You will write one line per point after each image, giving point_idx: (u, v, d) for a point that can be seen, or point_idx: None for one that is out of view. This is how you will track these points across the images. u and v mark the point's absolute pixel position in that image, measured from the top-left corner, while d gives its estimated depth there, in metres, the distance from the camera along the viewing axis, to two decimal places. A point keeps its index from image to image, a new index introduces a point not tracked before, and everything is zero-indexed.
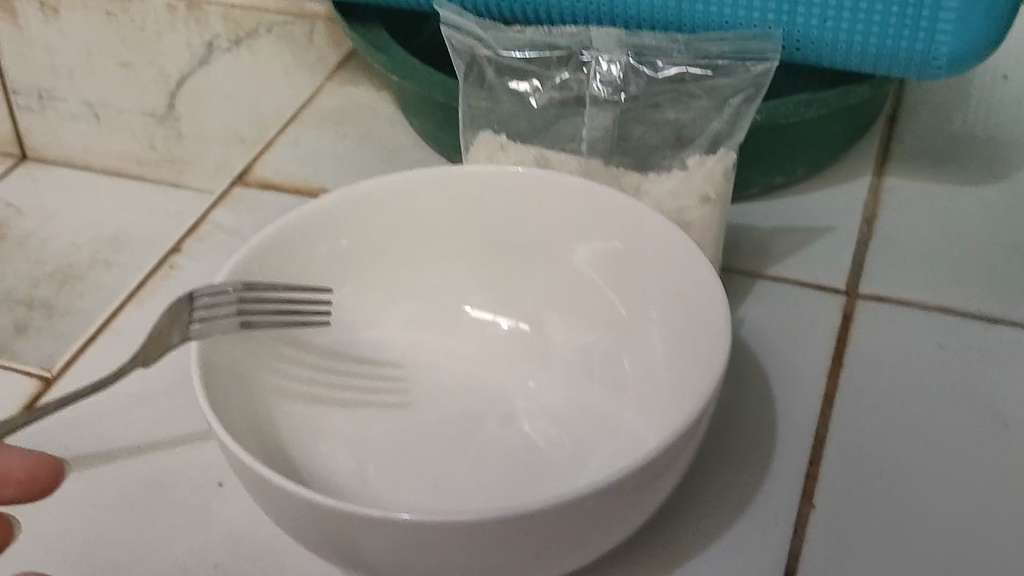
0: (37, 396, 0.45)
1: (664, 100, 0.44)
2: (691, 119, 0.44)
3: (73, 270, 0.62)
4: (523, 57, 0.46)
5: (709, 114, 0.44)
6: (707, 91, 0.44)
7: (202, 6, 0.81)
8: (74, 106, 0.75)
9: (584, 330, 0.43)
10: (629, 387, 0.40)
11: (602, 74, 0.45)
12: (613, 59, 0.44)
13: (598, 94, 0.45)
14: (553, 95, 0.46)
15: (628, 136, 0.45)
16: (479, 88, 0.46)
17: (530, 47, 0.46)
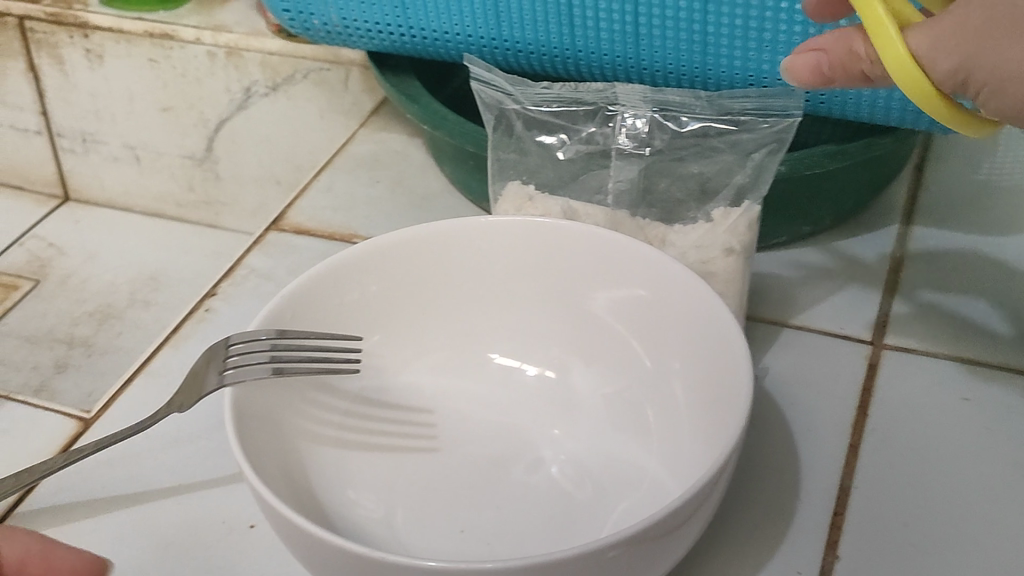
0: (75, 437, 0.46)
1: (688, 154, 0.45)
2: (715, 172, 0.45)
3: (114, 309, 0.68)
4: (550, 111, 0.47)
5: (733, 169, 0.44)
6: (729, 145, 0.44)
7: (241, 52, 0.74)
8: (116, 149, 0.80)
9: (609, 378, 0.43)
10: (653, 435, 0.40)
11: (628, 128, 0.45)
12: (638, 114, 0.45)
13: (623, 147, 0.45)
14: (580, 148, 0.46)
15: (654, 188, 0.46)
16: (508, 141, 0.48)
17: (556, 102, 0.47)
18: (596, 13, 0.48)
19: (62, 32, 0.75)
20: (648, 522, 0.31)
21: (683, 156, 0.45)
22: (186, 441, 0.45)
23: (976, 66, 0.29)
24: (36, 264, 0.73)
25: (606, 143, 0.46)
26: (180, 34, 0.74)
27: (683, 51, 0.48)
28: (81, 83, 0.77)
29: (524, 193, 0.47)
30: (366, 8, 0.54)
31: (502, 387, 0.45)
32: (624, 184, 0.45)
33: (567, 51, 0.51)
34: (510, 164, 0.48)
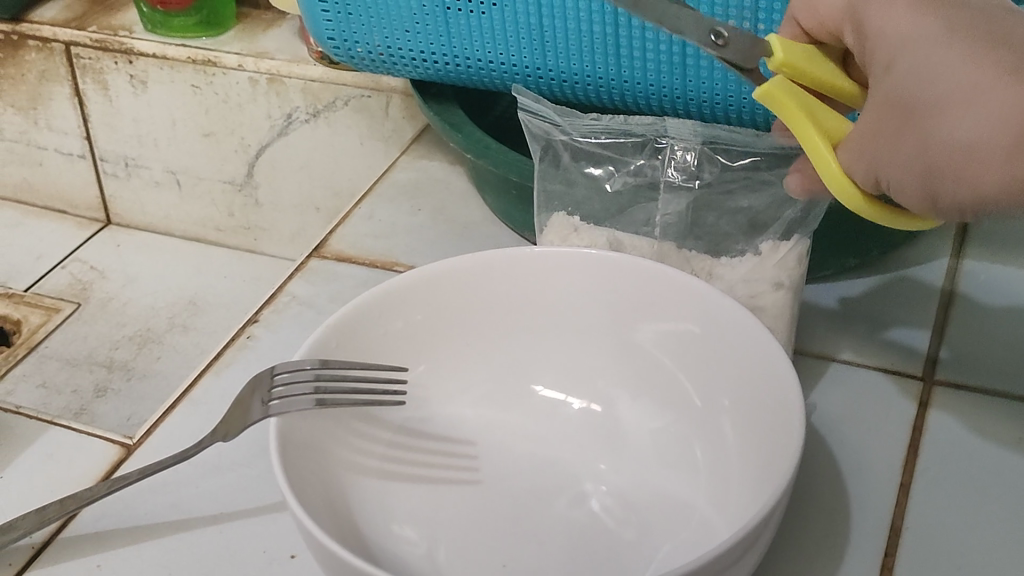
0: (117, 463, 0.46)
1: (738, 189, 0.45)
2: (765, 206, 0.44)
3: (152, 334, 0.69)
4: (599, 142, 0.47)
5: (783, 204, 0.44)
6: (779, 179, 0.44)
7: (282, 78, 0.73)
8: (158, 174, 0.81)
9: (659, 415, 0.43)
10: (703, 472, 0.40)
11: (677, 162, 0.46)
12: (688, 148, 0.45)
13: (672, 180, 0.46)
14: (628, 180, 0.47)
15: (702, 222, 0.46)
16: (556, 171, 0.48)
17: (605, 133, 0.47)
18: (643, 43, 0.48)
19: (106, 58, 0.75)
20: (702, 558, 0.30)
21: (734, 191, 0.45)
22: (228, 469, 0.45)
23: (882, 162, 0.32)
24: (77, 287, 0.74)
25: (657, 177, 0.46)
26: (223, 60, 0.74)
27: (731, 81, 0.48)
28: (124, 109, 0.78)
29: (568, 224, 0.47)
30: (411, 37, 0.54)
31: (547, 421, 0.44)
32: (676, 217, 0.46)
33: (613, 81, 0.51)
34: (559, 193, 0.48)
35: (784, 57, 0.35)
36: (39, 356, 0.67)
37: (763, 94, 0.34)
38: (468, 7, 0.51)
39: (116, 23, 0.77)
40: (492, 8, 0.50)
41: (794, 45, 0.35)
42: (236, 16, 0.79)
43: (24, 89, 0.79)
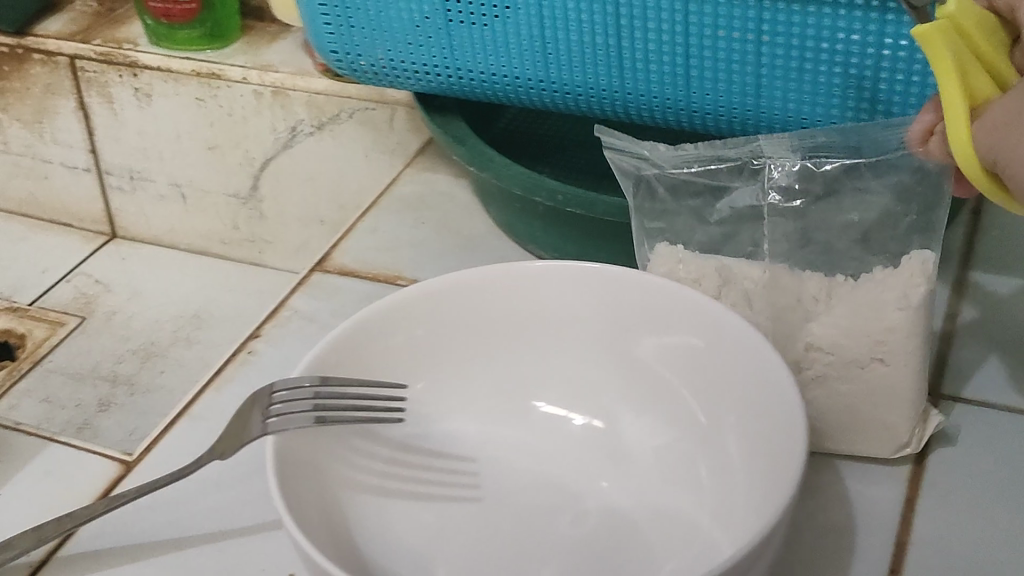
0: (116, 481, 0.46)
1: (844, 206, 0.43)
2: (877, 218, 0.42)
3: (157, 348, 0.68)
4: (692, 171, 0.45)
5: (897, 214, 0.42)
6: (890, 188, 0.42)
7: (286, 91, 0.74)
8: (163, 188, 0.80)
9: (663, 434, 0.42)
10: (707, 488, 0.39)
11: (775, 182, 0.44)
12: (787, 165, 0.43)
13: (775, 202, 0.44)
14: (729, 207, 0.45)
15: (813, 241, 0.44)
16: (653, 205, 0.46)
17: (699, 161, 0.45)
18: (646, 54, 0.48)
19: (111, 71, 0.76)
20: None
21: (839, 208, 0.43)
22: (227, 486, 0.44)
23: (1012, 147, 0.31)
24: (82, 301, 0.74)
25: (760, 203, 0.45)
26: (227, 73, 0.74)
27: (736, 92, 0.48)
28: (130, 122, 0.78)
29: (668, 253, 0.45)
30: (414, 50, 0.54)
31: (548, 436, 0.44)
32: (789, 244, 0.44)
33: (616, 93, 0.51)
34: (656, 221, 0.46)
35: (955, 10, 0.33)
36: (43, 370, 0.67)
37: (920, 36, 0.33)
38: (471, 19, 0.51)
39: (121, 36, 0.77)
40: (496, 20, 0.50)
41: (970, 8, 0.33)
42: (241, 29, 0.79)
43: (29, 102, 0.79)
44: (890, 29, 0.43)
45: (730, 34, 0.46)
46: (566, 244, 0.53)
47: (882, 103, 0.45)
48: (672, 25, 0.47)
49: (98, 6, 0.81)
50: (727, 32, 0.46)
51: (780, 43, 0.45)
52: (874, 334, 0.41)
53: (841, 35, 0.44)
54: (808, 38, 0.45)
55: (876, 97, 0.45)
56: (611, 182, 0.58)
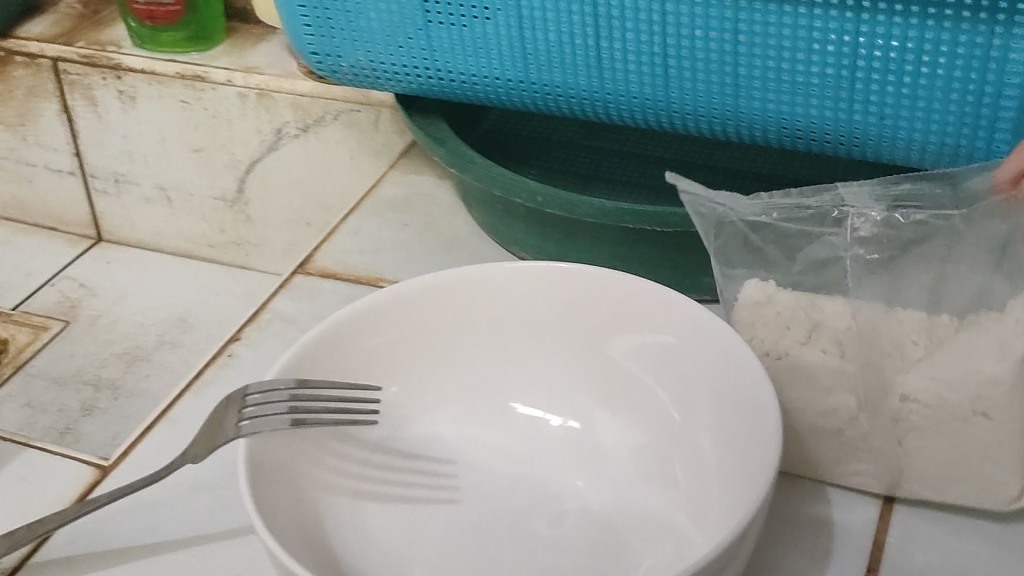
0: (93, 486, 0.45)
1: (934, 256, 0.40)
2: (970, 271, 0.39)
3: (141, 352, 0.67)
4: (774, 218, 0.41)
5: (990, 266, 0.39)
6: (983, 237, 0.39)
7: (272, 94, 0.73)
8: (148, 190, 0.80)
9: (639, 435, 0.42)
10: (684, 489, 0.38)
11: (862, 235, 0.40)
12: (875, 214, 0.40)
13: (862, 253, 0.40)
14: (813, 257, 0.41)
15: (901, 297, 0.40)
16: (734, 251, 0.42)
17: (781, 207, 0.41)
18: (624, 54, 0.48)
19: (95, 73, 0.76)
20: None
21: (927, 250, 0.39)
22: (204, 490, 0.44)
23: None
24: (67, 305, 0.73)
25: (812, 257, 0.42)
26: (212, 75, 0.74)
27: (714, 93, 0.47)
28: (114, 125, 0.78)
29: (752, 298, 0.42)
30: (394, 51, 0.53)
31: (524, 438, 0.43)
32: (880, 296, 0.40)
33: (595, 93, 0.50)
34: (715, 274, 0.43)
35: None
36: (26, 375, 0.66)
37: None
38: (450, 19, 0.50)
39: (104, 39, 0.77)
40: (473, 20, 0.50)
41: None
42: (225, 31, 0.79)
43: (12, 105, 0.79)
44: (868, 28, 0.42)
45: (707, 34, 0.45)
46: (548, 245, 0.53)
47: (862, 103, 0.44)
48: (649, 24, 0.46)
49: (82, 9, 0.82)
50: (703, 33, 0.45)
51: (756, 43, 0.44)
52: (976, 386, 0.37)
53: (818, 35, 0.43)
54: (786, 38, 0.43)
55: (855, 97, 0.44)
56: (595, 183, 0.58)
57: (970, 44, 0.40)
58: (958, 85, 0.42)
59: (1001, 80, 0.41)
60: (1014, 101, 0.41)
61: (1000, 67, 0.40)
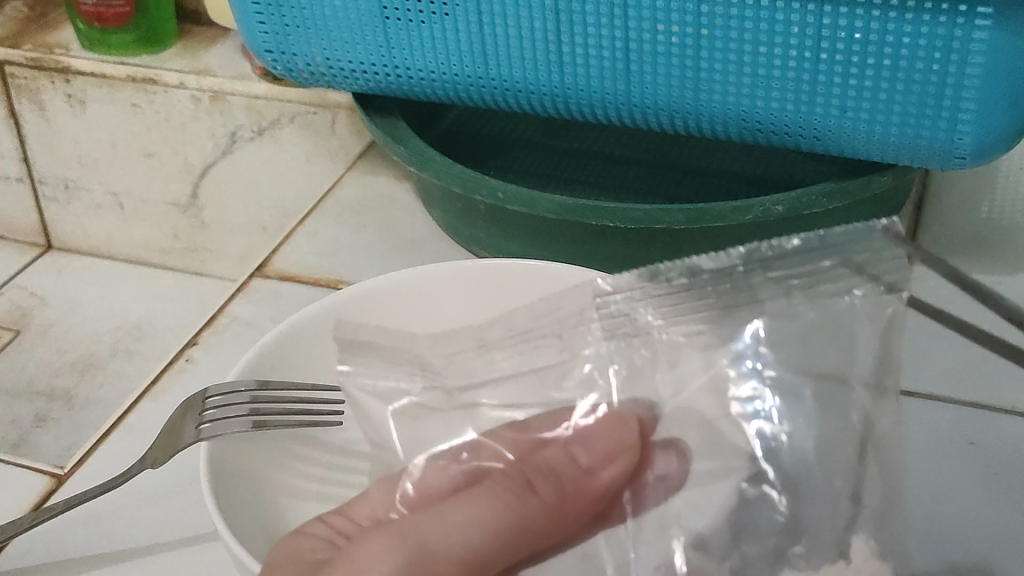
0: (49, 494, 0.45)
1: (724, 294, 0.38)
2: (735, 287, 0.37)
3: (95, 360, 0.61)
4: (623, 336, 0.39)
5: (728, 281, 0.37)
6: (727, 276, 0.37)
7: (225, 95, 0.75)
8: (99, 197, 0.74)
9: (460, 373, 0.41)
10: (557, 429, 0.38)
11: (658, 315, 0.39)
12: (675, 296, 0.38)
13: (679, 316, 0.39)
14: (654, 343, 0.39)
15: (693, 322, 0.38)
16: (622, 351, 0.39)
17: (622, 327, 0.39)
18: (585, 49, 0.47)
19: (43, 77, 0.76)
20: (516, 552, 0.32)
21: (701, 290, 0.38)
22: (163, 497, 0.43)
23: None
24: (15, 314, 0.66)
25: (659, 380, 0.39)
26: (162, 78, 0.75)
27: (675, 87, 0.47)
28: (64, 130, 0.76)
29: (683, 439, 0.38)
30: (351, 49, 0.53)
31: (362, 360, 0.41)
32: (874, 519, 0.33)
33: (556, 89, 0.50)
34: (557, 372, 0.40)
35: None
36: None
37: None
38: (409, 16, 0.50)
39: (51, 41, 0.77)
40: (433, 16, 0.49)
41: None
42: (177, 34, 0.79)
43: None
44: (830, 20, 0.42)
45: (668, 28, 0.45)
46: (510, 244, 0.53)
47: (823, 96, 0.44)
48: (610, 19, 0.46)
49: (30, 11, 0.81)
50: (665, 27, 0.45)
51: (717, 37, 0.44)
52: None
53: (779, 27, 0.43)
54: (748, 31, 0.43)
55: (816, 91, 0.44)
56: (557, 183, 0.57)
57: (931, 35, 0.40)
58: (919, 77, 0.42)
59: (961, 70, 0.41)
60: (975, 93, 0.41)
61: (961, 58, 0.40)
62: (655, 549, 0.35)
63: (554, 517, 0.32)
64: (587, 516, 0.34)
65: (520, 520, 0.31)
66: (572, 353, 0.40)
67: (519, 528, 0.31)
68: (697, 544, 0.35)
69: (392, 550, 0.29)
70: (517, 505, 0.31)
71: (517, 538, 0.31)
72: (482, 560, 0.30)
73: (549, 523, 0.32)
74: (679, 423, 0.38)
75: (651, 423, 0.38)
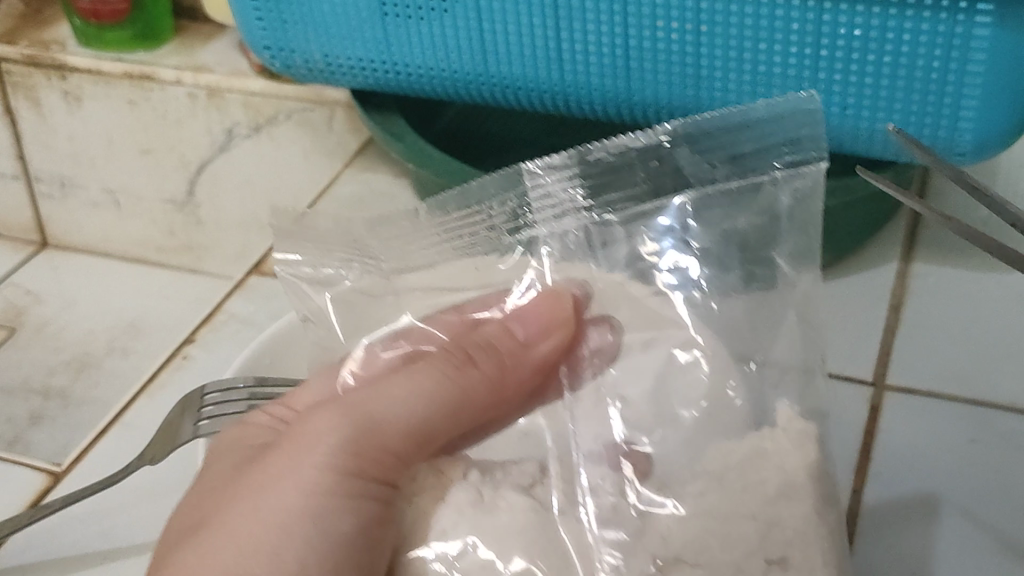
0: (47, 491, 0.45)
1: (654, 170, 0.38)
2: (663, 164, 0.38)
3: (91, 358, 0.60)
4: (551, 218, 0.39)
5: (658, 158, 0.38)
6: (656, 153, 0.38)
7: (223, 92, 0.75)
8: (95, 194, 0.74)
9: (397, 256, 0.41)
10: (491, 309, 0.38)
11: (587, 196, 0.38)
12: (602, 172, 0.38)
13: (611, 194, 0.38)
14: (582, 226, 0.38)
15: (623, 201, 0.38)
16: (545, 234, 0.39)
17: (552, 209, 0.39)
18: (585, 46, 0.47)
19: (38, 75, 0.75)
20: (446, 423, 0.32)
21: (630, 168, 0.38)
22: (161, 494, 0.43)
23: None
24: (10, 312, 0.65)
25: (591, 260, 0.38)
26: (161, 74, 0.75)
27: (676, 84, 0.47)
28: (59, 127, 0.75)
29: (615, 314, 0.36)
30: (348, 46, 0.52)
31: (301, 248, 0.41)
32: (793, 391, 0.33)
33: (555, 86, 0.50)
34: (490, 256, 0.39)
35: None
36: None
37: None
38: (408, 13, 0.50)
39: (48, 38, 0.77)
40: (431, 13, 0.49)
41: None
42: (174, 29, 0.79)
43: None
44: (831, 17, 0.42)
45: (668, 25, 0.45)
46: None
47: (824, 94, 0.44)
48: (609, 16, 0.45)
49: (25, 7, 0.81)
50: (665, 24, 0.45)
51: (718, 33, 0.44)
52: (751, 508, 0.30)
53: (779, 23, 0.43)
54: (748, 28, 0.43)
55: (816, 88, 0.44)
56: None
57: (931, 32, 0.40)
58: (920, 74, 0.42)
59: (962, 68, 0.41)
60: (976, 91, 0.41)
61: (962, 55, 0.40)
62: (593, 427, 0.34)
63: (495, 388, 0.34)
64: (526, 391, 0.35)
65: (462, 388, 0.33)
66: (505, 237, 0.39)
67: (461, 398, 0.33)
68: (630, 415, 0.33)
69: (339, 419, 0.31)
70: (454, 375, 0.33)
71: (457, 410, 0.32)
72: (424, 430, 0.32)
73: (490, 393, 0.33)
74: (612, 300, 0.37)
75: (585, 301, 0.37)
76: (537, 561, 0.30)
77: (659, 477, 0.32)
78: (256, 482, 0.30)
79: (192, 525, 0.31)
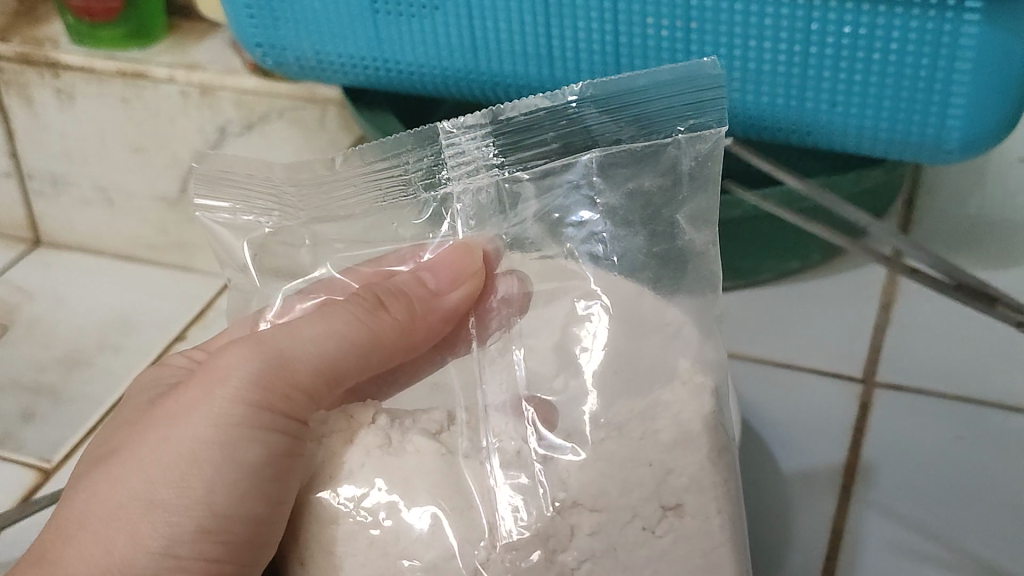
0: (36, 487, 0.50)
1: (566, 130, 0.38)
2: (572, 128, 0.38)
3: (82, 355, 0.60)
4: (465, 178, 0.39)
5: (569, 122, 0.38)
6: (566, 114, 0.38)
7: (214, 91, 0.70)
8: (87, 190, 0.77)
9: (314, 204, 0.41)
10: (407, 263, 0.40)
11: (499, 158, 0.39)
12: (514, 132, 0.39)
13: (523, 154, 0.39)
14: (490, 188, 0.39)
15: (534, 161, 0.39)
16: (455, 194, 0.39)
17: (466, 172, 0.39)
18: (575, 43, 0.47)
19: (31, 72, 0.72)
20: (352, 363, 0.35)
21: (540, 125, 0.39)
22: None
23: None
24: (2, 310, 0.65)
25: (500, 219, 0.39)
26: (152, 73, 0.70)
27: None
28: (51, 125, 0.75)
29: (520, 269, 0.38)
30: (340, 43, 0.52)
31: (217, 196, 0.41)
32: (696, 346, 0.35)
33: (546, 83, 0.50)
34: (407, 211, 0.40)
35: None
36: None
37: None
38: (398, 10, 0.50)
39: (41, 36, 0.76)
40: (422, 11, 0.49)
41: None
42: (167, 28, 0.78)
43: None
44: (819, 15, 0.42)
45: (658, 22, 0.45)
46: None
47: (813, 91, 0.44)
48: (599, 13, 0.46)
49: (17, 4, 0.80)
50: (655, 22, 0.45)
51: (708, 31, 0.44)
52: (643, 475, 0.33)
53: (768, 21, 0.43)
54: (737, 25, 0.43)
55: (805, 85, 0.44)
56: None
57: (920, 30, 0.40)
58: (907, 72, 0.42)
59: (950, 65, 0.41)
60: (964, 88, 0.41)
61: (950, 53, 0.40)
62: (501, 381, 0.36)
63: (406, 332, 0.36)
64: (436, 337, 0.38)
65: (371, 333, 0.35)
66: (418, 192, 0.40)
67: (371, 339, 0.35)
68: (537, 364, 0.35)
69: (249, 357, 0.33)
70: (366, 321, 0.35)
71: (370, 349, 0.35)
72: (335, 369, 0.34)
73: (400, 336, 0.36)
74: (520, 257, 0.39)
75: (494, 258, 0.39)
76: (441, 503, 0.32)
77: (568, 426, 0.34)
78: (171, 413, 0.33)
79: (120, 462, 0.33)
